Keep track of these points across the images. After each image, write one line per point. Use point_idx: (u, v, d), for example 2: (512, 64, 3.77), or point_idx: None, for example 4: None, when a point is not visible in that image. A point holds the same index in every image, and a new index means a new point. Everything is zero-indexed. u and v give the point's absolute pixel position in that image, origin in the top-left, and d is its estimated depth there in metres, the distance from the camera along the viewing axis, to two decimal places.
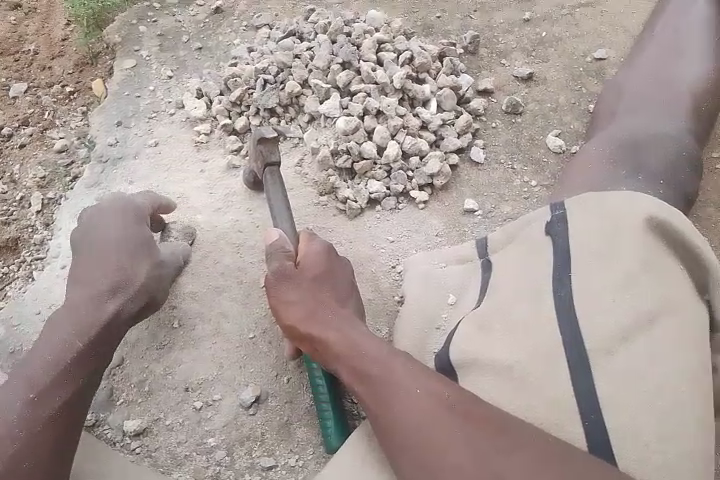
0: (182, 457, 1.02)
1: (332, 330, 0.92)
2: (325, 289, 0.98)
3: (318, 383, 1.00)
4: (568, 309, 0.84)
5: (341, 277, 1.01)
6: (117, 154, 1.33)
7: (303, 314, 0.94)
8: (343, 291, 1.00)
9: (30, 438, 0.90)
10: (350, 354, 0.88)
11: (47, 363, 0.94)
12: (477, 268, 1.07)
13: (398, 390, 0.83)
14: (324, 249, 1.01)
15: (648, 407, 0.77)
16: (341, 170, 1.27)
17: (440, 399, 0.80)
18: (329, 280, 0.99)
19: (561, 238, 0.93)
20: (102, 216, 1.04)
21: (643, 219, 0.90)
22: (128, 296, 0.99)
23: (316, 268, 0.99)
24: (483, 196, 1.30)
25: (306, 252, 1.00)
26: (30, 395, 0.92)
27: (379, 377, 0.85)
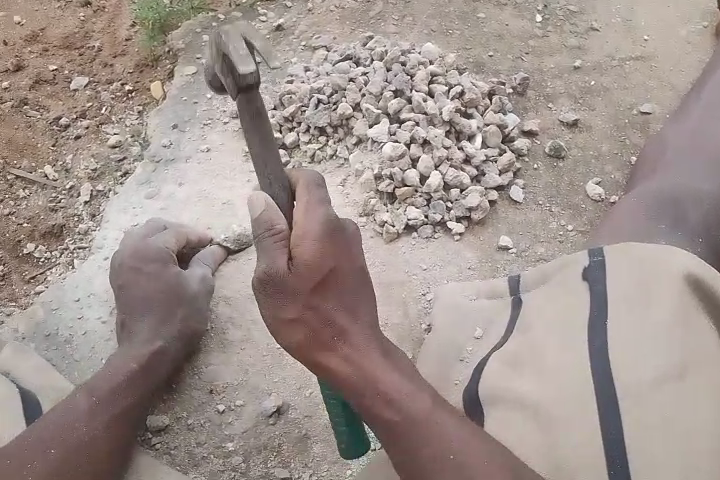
0: (199, 458, 1.03)
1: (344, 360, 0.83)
2: (333, 294, 0.83)
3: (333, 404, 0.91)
4: (600, 356, 0.85)
5: (349, 269, 0.83)
6: (169, 155, 1.38)
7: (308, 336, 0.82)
8: (357, 290, 0.85)
9: (86, 434, 0.93)
10: (374, 399, 0.82)
11: (107, 378, 1.00)
12: (508, 305, 1.07)
13: (431, 450, 0.80)
14: (322, 231, 0.78)
15: (672, 460, 0.77)
16: (382, 194, 1.31)
17: (479, 460, 0.79)
18: (338, 283, 0.83)
19: (598, 283, 0.94)
20: (126, 262, 1.12)
21: (681, 275, 0.90)
22: (170, 332, 1.08)
23: (317, 267, 0.79)
24: (518, 235, 1.32)
25: (304, 231, 0.78)
26: (92, 399, 0.97)
27: (411, 433, 0.81)
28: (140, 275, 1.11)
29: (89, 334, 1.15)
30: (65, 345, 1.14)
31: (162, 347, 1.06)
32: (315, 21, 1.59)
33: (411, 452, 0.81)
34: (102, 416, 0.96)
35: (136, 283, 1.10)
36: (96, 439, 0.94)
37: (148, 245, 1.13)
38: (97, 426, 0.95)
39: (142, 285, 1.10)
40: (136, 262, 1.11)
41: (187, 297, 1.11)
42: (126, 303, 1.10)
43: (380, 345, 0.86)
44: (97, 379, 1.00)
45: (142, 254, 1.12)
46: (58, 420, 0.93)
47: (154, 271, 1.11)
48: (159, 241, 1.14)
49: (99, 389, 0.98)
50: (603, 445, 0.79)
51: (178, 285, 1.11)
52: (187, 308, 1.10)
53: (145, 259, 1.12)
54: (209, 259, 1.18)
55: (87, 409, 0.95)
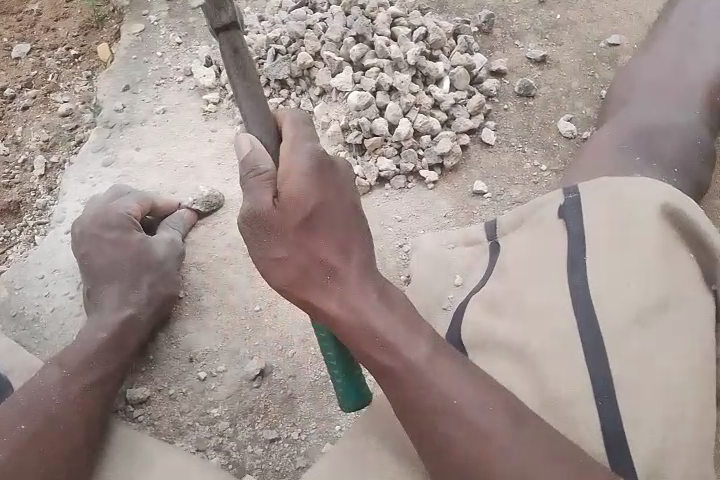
0: (184, 427, 1.01)
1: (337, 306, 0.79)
2: (319, 222, 0.78)
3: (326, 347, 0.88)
4: (583, 292, 0.85)
5: (336, 204, 0.79)
6: (124, 120, 1.31)
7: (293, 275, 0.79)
8: (344, 233, 0.80)
9: (61, 404, 0.91)
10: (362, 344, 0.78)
11: (78, 351, 0.98)
12: (485, 251, 1.06)
13: (432, 400, 0.76)
14: (311, 163, 0.76)
15: (658, 391, 0.78)
16: (351, 146, 1.27)
17: (483, 410, 0.75)
18: (323, 214, 0.78)
19: (575, 220, 0.93)
20: (87, 229, 1.09)
21: (658, 209, 0.90)
22: (141, 301, 1.05)
23: (305, 195, 0.77)
24: (492, 179, 1.29)
25: (288, 169, 0.76)
26: (64, 371, 0.94)
27: (410, 382, 0.76)
28: (103, 243, 1.07)
29: (57, 311, 1.11)
30: (34, 323, 1.10)
31: (128, 316, 1.03)
32: None
33: (414, 407, 0.76)
34: (74, 387, 0.93)
35: (99, 250, 1.07)
36: (71, 410, 0.91)
37: (107, 211, 1.09)
38: (70, 399, 0.92)
39: (106, 252, 1.07)
40: (97, 229, 1.08)
41: (154, 264, 1.08)
42: (90, 271, 1.06)
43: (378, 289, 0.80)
44: (67, 353, 0.97)
45: (102, 221, 1.08)
46: (29, 394, 0.90)
47: (116, 239, 1.08)
48: (119, 206, 1.10)
49: (69, 360, 0.96)
50: (590, 381, 0.79)
51: (142, 251, 1.08)
52: (155, 274, 1.07)
53: (106, 227, 1.08)
54: (179, 224, 1.14)
55: (58, 380, 0.93)
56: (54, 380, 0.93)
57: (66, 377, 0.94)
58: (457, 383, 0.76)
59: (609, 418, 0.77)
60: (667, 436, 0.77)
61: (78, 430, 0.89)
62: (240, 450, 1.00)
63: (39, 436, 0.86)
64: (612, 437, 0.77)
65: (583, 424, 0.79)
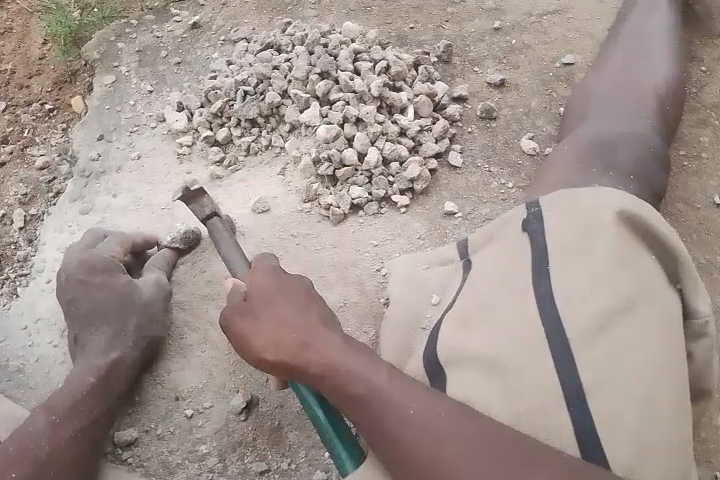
0: (174, 465, 1.02)
1: (308, 356, 0.89)
2: (282, 310, 0.94)
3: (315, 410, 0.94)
4: (549, 302, 0.88)
5: (293, 291, 0.97)
6: (99, 169, 1.34)
7: (263, 342, 0.92)
8: (302, 301, 0.96)
9: (52, 449, 0.93)
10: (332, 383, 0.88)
11: (65, 396, 0.99)
12: (458, 268, 1.09)
13: (393, 416, 0.83)
14: (272, 269, 0.99)
15: (629, 392, 0.81)
16: (323, 178, 1.30)
17: (438, 417, 0.81)
18: (284, 300, 0.95)
19: (537, 233, 0.98)
20: (73, 275, 1.10)
21: (615, 215, 0.94)
22: (126, 342, 1.06)
23: (271, 291, 0.96)
24: (462, 199, 1.33)
25: (252, 276, 0.98)
26: (52, 417, 0.96)
27: (374, 404, 0.84)
28: (89, 288, 1.09)
29: (42, 360, 1.11)
30: (19, 374, 1.10)
31: (116, 360, 1.04)
32: (232, 14, 1.57)
33: (382, 427, 0.83)
34: (63, 433, 0.95)
35: (85, 295, 1.09)
36: (62, 457, 0.93)
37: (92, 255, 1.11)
38: (60, 445, 0.94)
39: (93, 297, 1.08)
40: (84, 274, 1.10)
41: (140, 306, 1.09)
42: (77, 316, 1.08)
43: (342, 335, 0.93)
44: (54, 397, 0.99)
45: (88, 266, 1.10)
46: (19, 442, 0.92)
47: (103, 282, 1.09)
48: (104, 250, 1.12)
49: (56, 406, 0.97)
50: (560, 386, 0.81)
51: (129, 293, 1.09)
52: (142, 315, 1.08)
53: (92, 271, 1.10)
54: (160, 262, 1.16)
55: (47, 427, 0.94)
56: (42, 427, 0.95)
57: (53, 424, 0.95)
58: (411, 395, 0.84)
59: (582, 421, 0.79)
60: (641, 432, 0.79)
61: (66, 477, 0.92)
62: None
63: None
64: (586, 441, 0.79)
65: (558, 428, 0.80)
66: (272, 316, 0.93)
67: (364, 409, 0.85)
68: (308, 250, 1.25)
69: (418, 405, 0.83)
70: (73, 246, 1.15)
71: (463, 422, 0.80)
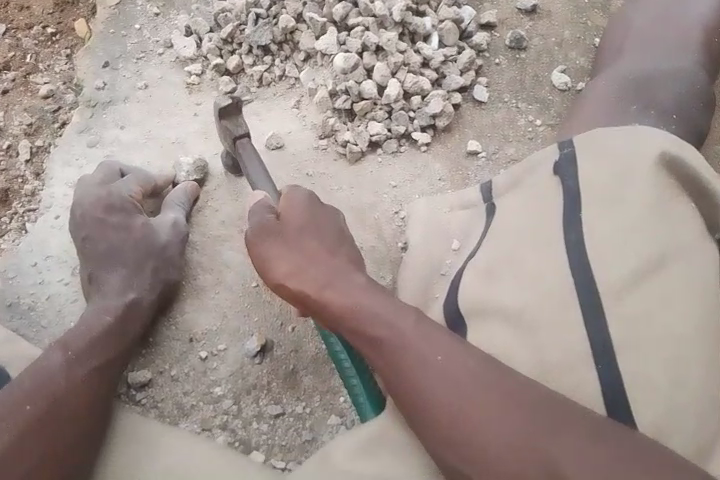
0: (189, 407, 1.02)
1: (328, 291, 0.86)
2: (311, 242, 0.91)
3: (340, 357, 0.95)
4: (579, 254, 0.83)
5: (328, 228, 0.93)
6: (106, 98, 1.28)
7: (287, 270, 0.89)
8: (332, 239, 0.92)
9: (67, 387, 0.89)
10: (352, 323, 0.83)
11: (81, 334, 0.96)
12: (481, 214, 1.04)
13: (416, 366, 0.78)
14: (306, 198, 0.94)
15: (659, 351, 0.76)
16: (340, 112, 1.23)
17: (469, 372, 0.76)
18: (316, 234, 0.92)
19: (570, 177, 0.91)
20: (90, 212, 1.07)
21: (654, 159, 0.88)
22: (142, 283, 1.04)
23: (303, 220, 0.92)
24: (487, 138, 1.26)
25: (287, 202, 0.93)
26: (68, 353, 0.93)
27: (400, 351, 0.79)
28: (103, 228, 1.06)
29: (53, 298, 1.10)
30: (31, 312, 1.09)
31: (134, 299, 1.02)
32: None
33: (405, 376, 0.78)
34: (80, 371, 0.92)
35: (102, 235, 1.06)
36: (77, 395, 0.90)
37: (109, 193, 1.08)
38: (77, 382, 0.91)
39: (107, 238, 1.06)
40: (101, 213, 1.07)
41: (155, 249, 1.06)
42: (93, 255, 1.05)
43: (366, 278, 0.89)
44: (71, 335, 0.96)
45: (106, 204, 1.07)
46: (33, 377, 0.88)
47: (120, 223, 1.07)
48: (122, 189, 1.09)
49: (72, 342, 0.94)
50: (588, 340, 0.78)
51: (146, 236, 1.06)
52: (158, 260, 1.06)
53: (110, 210, 1.07)
54: (182, 201, 1.12)
55: (63, 364, 0.91)
56: (58, 362, 0.91)
57: (71, 361, 0.92)
58: (441, 344, 0.78)
59: (610, 377, 0.76)
60: (671, 391, 0.75)
61: (84, 415, 0.89)
62: (245, 427, 1.01)
63: (47, 420, 0.85)
64: (613, 398, 0.76)
65: (584, 383, 0.77)
66: (301, 245, 0.91)
67: (386, 351, 0.80)
68: (324, 189, 1.20)
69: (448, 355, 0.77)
70: (85, 177, 1.12)
71: (495, 380, 0.74)
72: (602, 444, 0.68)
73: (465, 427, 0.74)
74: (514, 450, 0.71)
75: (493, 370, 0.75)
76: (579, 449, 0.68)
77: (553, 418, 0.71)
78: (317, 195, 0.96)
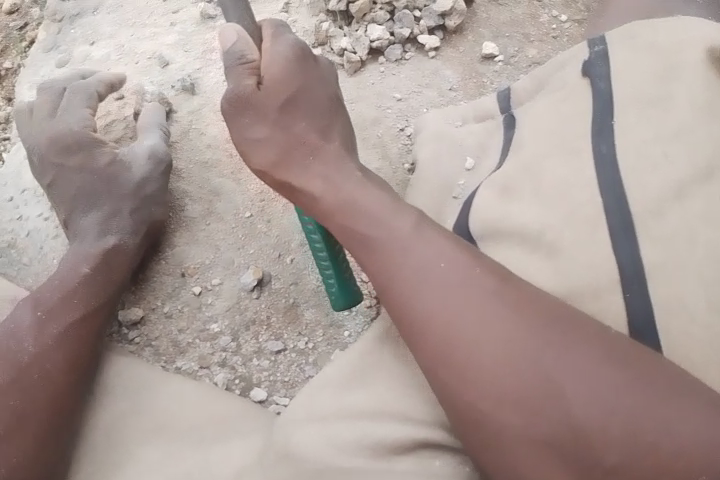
0: (185, 345, 0.95)
1: (319, 182, 0.79)
2: (300, 115, 0.82)
3: (313, 237, 0.87)
4: (612, 168, 0.70)
5: (317, 93, 0.84)
6: (74, 11, 1.16)
7: (274, 157, 0.82)
8: (320, 115, 0.83)
9: (37, 349, 0.81)
10: (347, 221, 0.75)
11: (58, 286, 0.86)
12: (499, 125, 0.91)
13: (413, 271, 0.68)
14: (292, 53, 0.81)
15: (697, 271, 0.62)
16: (335, 15, 1.10)
17: (472, 282, 0.65)
18: (304, 107, 0.82)
19: (602, 80, 0.79)
20: (50, 152, 0.95)
21: (702, 54, 0.73)
22: (120, 226, 0.92)
23: (291, 85, 0.82)
24: (505, 38, 1.11)
25: (273, 70, 0.80)
26: (38, 312, 0.84)
27: (393, 255, 0.70)
28: (69, 172, 0.94)
29: (34, 234, 1.02)
30: (11, 250, 1.02)
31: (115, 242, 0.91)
32: None
33: (400, 282, 0.68)
34: (49, 329, 0.83)
35: (66, 180, 0.94)
36: (47, 359, 0.81)
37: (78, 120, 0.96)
38: (48, 343, 0.82)
39: (76, 182, 0.94)
40: (59, 156, 0.94)
41: (127, 185, 0.94)
42: (67, 190, 0.94)
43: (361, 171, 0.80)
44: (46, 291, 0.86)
45: (64, 144, 0.94)
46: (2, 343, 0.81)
47: (82, 163, 0.94)
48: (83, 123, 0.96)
49: (42, 298, 0.85)
50: (615, 260, 0.66)
51: (118, 176, 0.94)
52: (135, 198, 0.94)
53: (68, 151, 0.94)
54: (160, 121, 1.02)
55: (31, 325, 0.82)
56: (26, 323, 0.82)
57: (42, 319, 0.83)
58: (437, 250, 0.68)
59: (640, 305, 0.64)
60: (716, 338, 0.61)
61: (58, 376, 0.80)
62: (246, 364, 0.94)
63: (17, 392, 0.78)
64: (644, 336, 0.65)
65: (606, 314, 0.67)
66: (288, 116, 0.81)
67: (376, 258, 0.71)
68: None
69: (446, 261, 0.67)
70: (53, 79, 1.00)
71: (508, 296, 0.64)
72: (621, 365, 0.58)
73: (457, 343, 0.64)
74: (524, 373, 0.60)
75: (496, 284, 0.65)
76: (603, 374, 0.58)
77: (571, 338, 0.61)
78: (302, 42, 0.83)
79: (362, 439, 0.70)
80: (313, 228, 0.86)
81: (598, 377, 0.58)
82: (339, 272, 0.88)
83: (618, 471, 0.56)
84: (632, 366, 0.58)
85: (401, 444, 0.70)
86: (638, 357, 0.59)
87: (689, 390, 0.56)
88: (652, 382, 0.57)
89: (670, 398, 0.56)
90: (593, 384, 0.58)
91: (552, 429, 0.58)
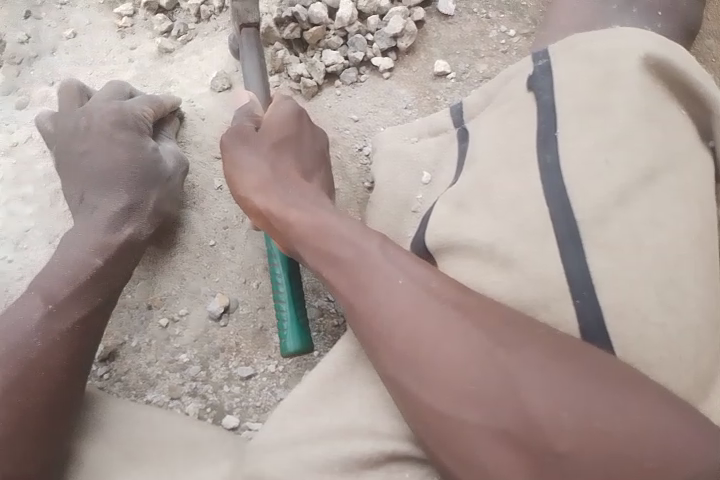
0: (155, 377, 0.96)
1: (295, 210, 0.78)
2: (290, 158, 0.86)
3: (276, 274, 0.90)
4: (555, 177, 0.72)
5: (308, 148, 0.89)
6: (31, 52, 1.16)
7: (257, 183, 0.83)
8: (310, 163, 0.88)
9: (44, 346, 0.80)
10: (315, 244, 0.74)
11: (64, 277, 0.85)
12: (454, 139, 0.93)
13: (376, 285, 0.68)
14: (293, 109, 0.89)
15: (647, 278, 0.65)
16: (290, 44, 1.11)
17: (431, 293, 0.66)
18: (295, 153, 0.87)
19: (546, 92, 0.80)
20: (95, 130, 0.94)
21: (639, 60, 0.76)
22: (141, 219, 0.93)
23: (292, 132, 0.88)
24: (455, 55, 1.14)
25: (276, 117, 0.88)
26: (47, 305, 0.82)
27: (358, 271, 0.70)
28: (108, 145, 0.94)
29: None
30: None
31: (129, 235, 0.91)
32: None
33: (365, 297, 0.68)
34: (53, 326, 0.81)
35: (107, 151, 0.93)
36: (54, 358, 0.80)
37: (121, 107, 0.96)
38: (58, 339, 0.81)
39: (113, 156, 0.93)
40: (110, 126, 0.94)
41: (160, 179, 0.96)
42: (89, 172, 0.93)
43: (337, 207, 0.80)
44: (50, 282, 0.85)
45: (115, 119, 0.95)
46: (7, 336, 0.79)
47: (128, 140, 0.94)
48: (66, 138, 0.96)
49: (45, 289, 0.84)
50: (564, 270, 0.67)
51: (158, 162, 0.96)
52: (162, 189, 0.96)
53: (120, 126, 0.95)
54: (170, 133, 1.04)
55: (40, 320, 0.81)
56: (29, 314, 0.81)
57: (50, 314, 0.82)
58: (398, 263, 0.69)
59: (591, 315, 0.66)
60: (665, 340, 0.64)
61: (61, 371, 0.80)
62: (217, 391, 0.95)
63: (24, 381, 0.77)
64: (593, 338, 0.66)
65: (558, 322, 0.67)
66: (280, 153, 0.86)
67: (342, 275, 0.71)
68: None
69: (408, 274, 0.68)
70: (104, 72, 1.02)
71: (465, 304, 0.65)
72: (575, 366, 0.59)
73: (420, 353, 0.64)
74: (480, 378, 0.61)
75: (453, 293, 0.66)
76: (558, 379, 0.59)
77: (522, 336, 0.62)
78: (302, 108, 0.91)
79: (330, 453, 0.71)
80: (278, 264, 0.90)
81: (557, 378, 0.59)
82: (295, 315, 0.89)
83: (565, 458, 0.57)
84: (587, 367, 0.59)
85: (369, 459, 0.71)
86: (584, 352, 0.60)
87: (632, 382, 0.58)
88: (606, 381, 0.58)
89: (624, 395, 0.57)
90: (553, 386, 0.59)
91: (516, 433, 0.59)
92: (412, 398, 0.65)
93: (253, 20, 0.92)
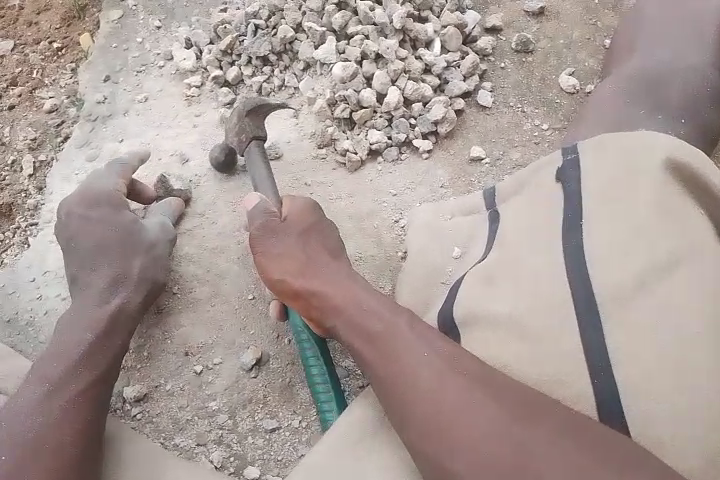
0: (184, 421, 0.99)
1: (330, 287, 0.85)
2: (319, 243, 0.92)
3: (308, 356, 0.97)
4: (578, 262, 0.77)
5: (332, 233, 0.94)
6: (106, 112, 1.29)
7: (290, 268, 0.88)
8: (335, 247, 0.93)
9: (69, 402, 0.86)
10: (347, 316, 0.82)
11: (92, 337, 0.93)
12: (484, 220, 0.99)
13: (404, 353, 0.75)
14: (310, 200, 0.96)
15: (663, 361, 0.69)
16: (340, 121, 1.21)
17: (452, 363, 0.73)
18: (321, 239, 0.92)
19: (572, 183, 0.87)
20: (75, 210, 1.01)
21: (661, 160, 0.82)
22: (127, 288, 0.98)
23: (314, 220, 0.93)
24: (491, 143, 1.23)
25: (298, 208, 0.93)
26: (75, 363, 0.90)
27: (390, 340, 0.77)
28: (90, 224, 1.00)
29: (51, 313, 1.10)
30: (28, 328, 1.09)
31: (120, 302, 0.97)
32: None
33: (395, 363, 0.75)
34: (51, 401, 0.85)
35: (87, 230, 1.00)
36: (62, 430, 0.84)
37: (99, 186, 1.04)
38: (77, 399, 0.87)
39: (95, 233, 1.00)
40: (86, 208, 1.01)
41: (141, 247, 1.01)
42: (79, 250, 1.00)
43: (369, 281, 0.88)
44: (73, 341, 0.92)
45: (94, 199, 1.02)
46: (41, 393, 0.86)
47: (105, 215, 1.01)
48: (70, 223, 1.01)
49: (40, 370, 0.89)
50: (583, 349, 0.72)
51: (134, 233, 1.01)
52: (145, 256, 1.01)
53: (95, 204, 1.01)
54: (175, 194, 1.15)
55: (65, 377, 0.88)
56: (19, 400, 0.86)
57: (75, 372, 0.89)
58: (422, 335, 0.76)
59: (608, 392, 0.70)
60: (679, 425, 0.67)
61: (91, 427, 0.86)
62: (241, 441, 0.98)
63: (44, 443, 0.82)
64: (611, 417, 0.69)
65: (577, 398, 0.71)
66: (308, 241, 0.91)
67: (375, 343, 0.78)
68: (322, 200, 1.17)
69: (433, 346, 0.75)
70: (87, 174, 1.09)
71: (483, 375, 0.71)
72: (583, 438, 0.65)
73: (443, 416, 0.70)
74: (497, 443, 0.66)
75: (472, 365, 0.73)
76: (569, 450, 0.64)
77: (533, 408, 0.68)
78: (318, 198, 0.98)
79: None
80: (309, 346, 0.97)
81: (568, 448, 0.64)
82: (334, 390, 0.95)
83: None
84: (594, 440, 0.64)
85: None
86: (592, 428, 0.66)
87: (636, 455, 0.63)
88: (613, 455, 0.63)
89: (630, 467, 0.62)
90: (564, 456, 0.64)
91: None
92: (439, 468, 0.69)
93: (262, 134, 1.03)
